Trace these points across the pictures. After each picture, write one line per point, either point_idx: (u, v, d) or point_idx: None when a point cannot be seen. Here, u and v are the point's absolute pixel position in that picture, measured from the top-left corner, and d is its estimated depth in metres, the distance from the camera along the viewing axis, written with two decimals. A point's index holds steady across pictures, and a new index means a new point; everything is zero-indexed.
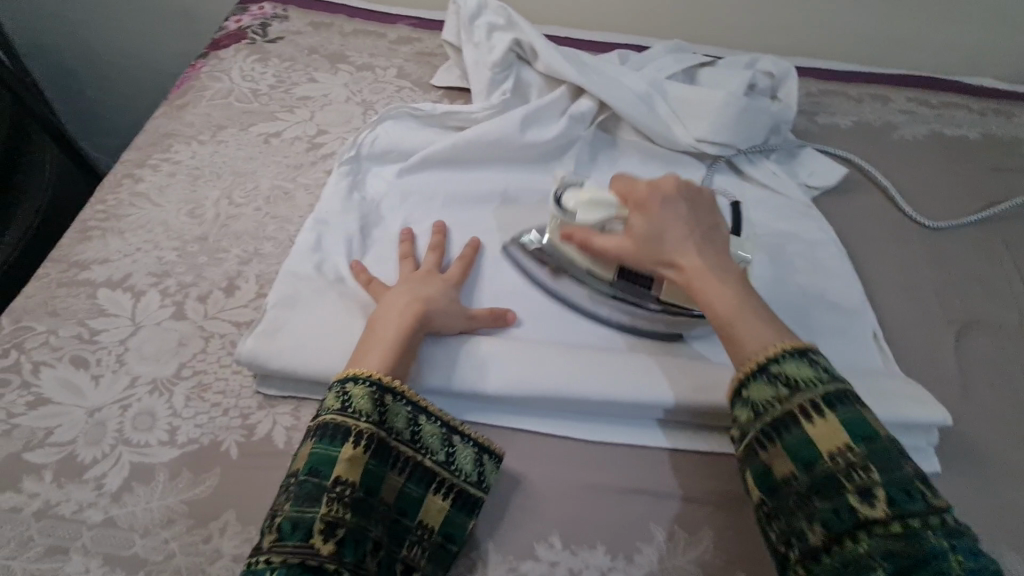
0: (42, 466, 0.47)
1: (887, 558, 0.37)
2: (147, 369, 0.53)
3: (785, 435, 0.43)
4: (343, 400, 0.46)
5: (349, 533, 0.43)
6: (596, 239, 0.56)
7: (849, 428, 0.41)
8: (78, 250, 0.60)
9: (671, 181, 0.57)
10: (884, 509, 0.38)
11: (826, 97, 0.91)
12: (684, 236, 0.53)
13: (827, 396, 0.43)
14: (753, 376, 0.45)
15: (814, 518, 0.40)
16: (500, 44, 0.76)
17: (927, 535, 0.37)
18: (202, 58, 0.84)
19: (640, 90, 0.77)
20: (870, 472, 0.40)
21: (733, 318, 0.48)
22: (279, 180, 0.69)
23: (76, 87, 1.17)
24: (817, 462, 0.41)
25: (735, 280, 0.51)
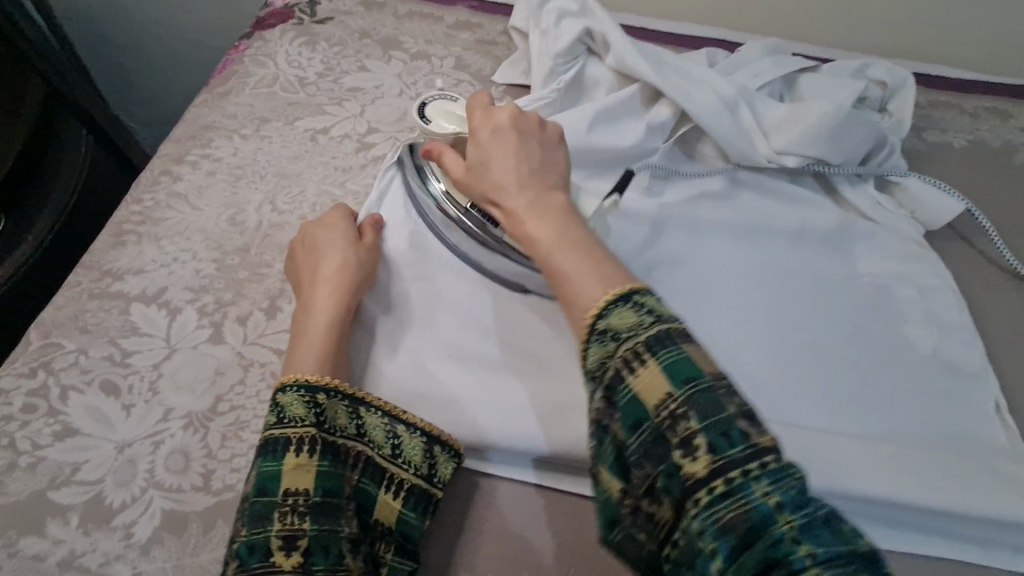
0: (68, 508, 0.43)
1: (719, 537, 0.32)
2: (181, 401, 0.48)
3: (615, 397, 0.36)
4: (276, 413, 0.42)
5: (314, 541, 0.39)
6: (447, 157, 0.50)
7: (670, 374, 0.35)
8: (112, 257, 0.55)
9: (509, 111, 0.50)
10: (706, 467, 0.33)
11: (937, 109, 0.80)
12: (511, 163, 0.46)
13: (646, 342, 0.36)
14: (588, 339, 0.38)
15: (655, 488, 0.35)
16: (567, 31, 0.67)
17: (753, 491, 0.32)
18: (245, 38, 0.77)
19: (728, 93, 0.66)
20: (689, 420, 0.34)
21: (552, 252, 0.42)
22: (326, 185, 0.63)
23: (113, 56, 1.12)
24: (647, 421, 0.35)
25: (561, 214, 0.44)
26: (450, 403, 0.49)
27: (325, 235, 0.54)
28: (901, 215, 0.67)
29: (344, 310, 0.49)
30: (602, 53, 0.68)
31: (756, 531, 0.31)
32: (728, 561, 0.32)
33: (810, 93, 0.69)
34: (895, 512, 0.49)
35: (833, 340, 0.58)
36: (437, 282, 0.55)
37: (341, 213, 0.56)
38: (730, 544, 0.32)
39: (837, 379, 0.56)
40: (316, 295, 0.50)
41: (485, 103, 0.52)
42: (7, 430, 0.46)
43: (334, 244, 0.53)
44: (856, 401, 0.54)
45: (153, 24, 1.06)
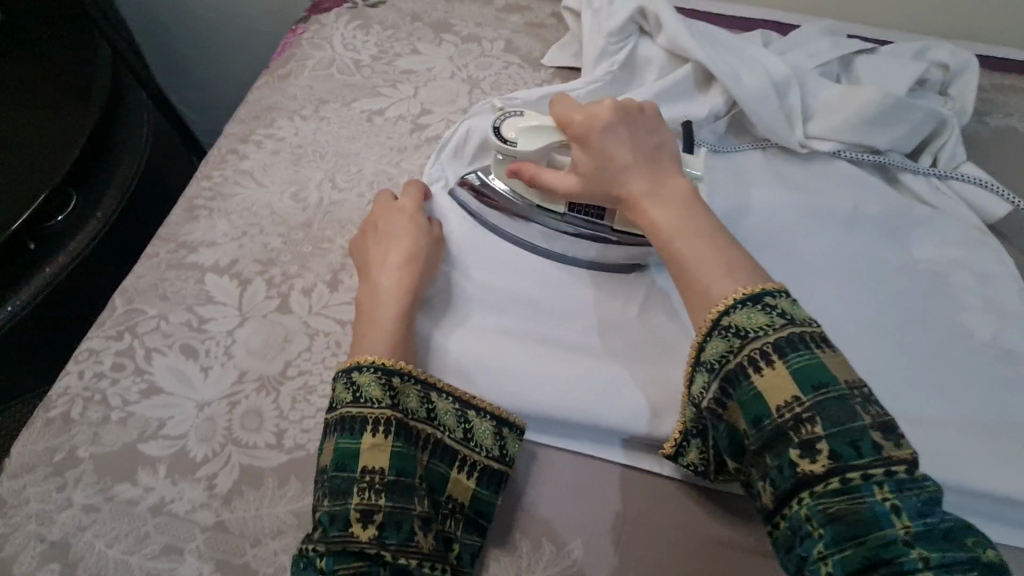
0: (157, 459, 0.46)
1: (827, 525, 0.34)
2: (254, 365, 0.51)
3: (736, 389, 0.38)
4: (353, 392, 0.44)
5: (388, 516, 0.41)
6: (544, 174, 0.51)
7: (800, 378, 0.36)
8: (187, 230, 0.58)
9: (610, 105, 0.49)
10: (826, 466, 0.35)
11: (1002, 93, 0.77)
12: (632, 154, 0.47)
13: (777, 344, 0.38)
14: (710, 333, 0.40)
15: (763, 476, 0.37)
16: (622, 9, 0.66)
17: (872, 493, 0.34)
18: (302, 22, 0.79)
19: (781, 74, 0.64)
20: (816, 423, 0.36)
21: (674, 238, 0.43)
22: (383, 164, 0.65)
23: (170, 42, 1.16)
24: (767, 418, 0.37)
25: (684, 201, 0.45)
26: (496, 376, 0.50)
27: (386, 219, 0.55)
28: (960, 200, 0.65)
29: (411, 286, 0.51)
30: (654, 33, 0.67)
31: (868, 529, 0.33)
32: (834, 547, 0.34)
33: (866, 75, 0.67)
34: (941, 495, 0.50)
35: (886, 325, 0.57)
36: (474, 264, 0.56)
37: (389, 199, 0.57)
38: (837, 532, 0.34)
39: (894, 366, 0.55)
40: (384, 278, 0.51)
41: (573, 106, 0.50)
42: (100, 386, 0.49)
43: (404, 226, 0.54)
44: (912, 387, 0.54)
45: (205, 8, 1.08)
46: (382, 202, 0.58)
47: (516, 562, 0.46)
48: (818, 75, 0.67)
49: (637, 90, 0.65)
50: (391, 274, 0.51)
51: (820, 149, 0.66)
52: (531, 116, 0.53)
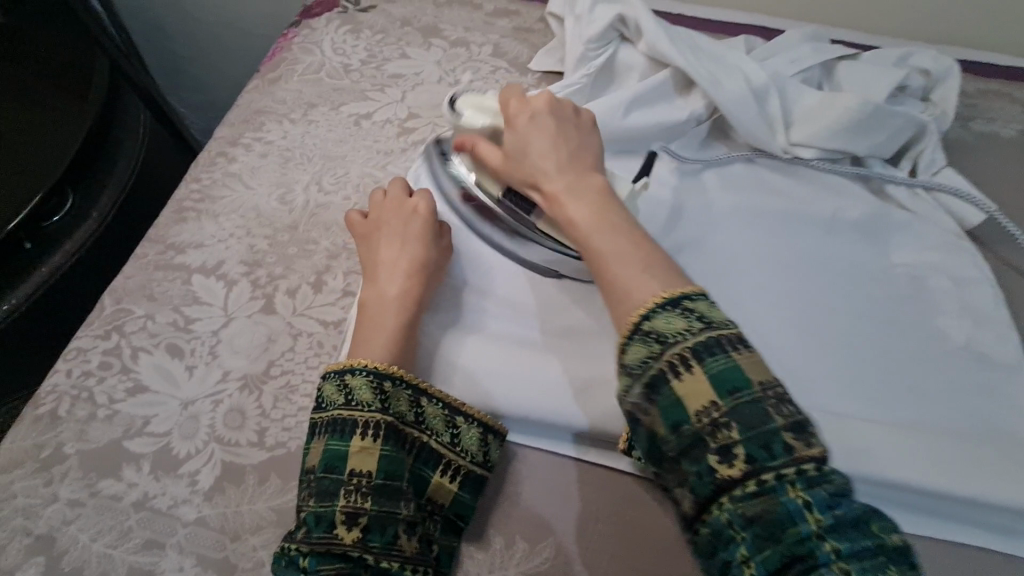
0: (141, 455, 0.48)
1: (745, 527, 0.33)
2: (238, 365, 0.52)
3: (656, 394, 0.36)
4: (345, 393, 0.46)
5: (373, 519, 0.42)
6: (481, 144, 0.52)
7: (718, 381, 0.35)
8: (174, 231, 0.60)
9: (545, 98, 0.51)
10: (742, 469, 0.34)
11: (986, 98, 0.78)
12: (550, 149, 0.48)
13: (694, 348, 0.36)
14: (629, 337, 0.38)
15: (683, 483, 0.36)
16: (601, 17, 0.67)
17: (784, 492, 0.33)
18: (293, 26, 0.81)
19: (760, 81, 0.65)
20: (732, 428, 0.34)
21: (590, 237, 0.44)
22: (369, 167, 0.66)
23: (167, 44, 1.18)
24: (687, 424, 0.35)
25: (597, 201, 0.45)
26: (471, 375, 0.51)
27: (393, 216, 0.56)
28: (940, 205, 0.66)
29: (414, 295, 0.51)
30: (634, 39, 0.68)
31: (782, 527, 0.32)
32: (753, 550, 0.33)
33: (847, 80, 0.68)
34: (914, 497, 0.50)
35: (862, 328, 0.58)
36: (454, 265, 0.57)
37: (400, 192, 0.57)
38: (755, 535, 0.33)
39: (866, 370, 0.56)
40: (390, 286, 0.52)
41: (519, 92, 0.53)
42: (86, 384, 0.51)
43: (411, 224, 0.54)
44: (885, 390, 0.55)
45: (202, 11, 1.10)
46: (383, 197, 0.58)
47: (489, 558, 0.47)
48: (799, 81, 0.68)
49: (617, 95, 0.66)
50: (397, 281, 0.52)
51: (800, 155, 0.67)
52: (492, 97, 0.56)
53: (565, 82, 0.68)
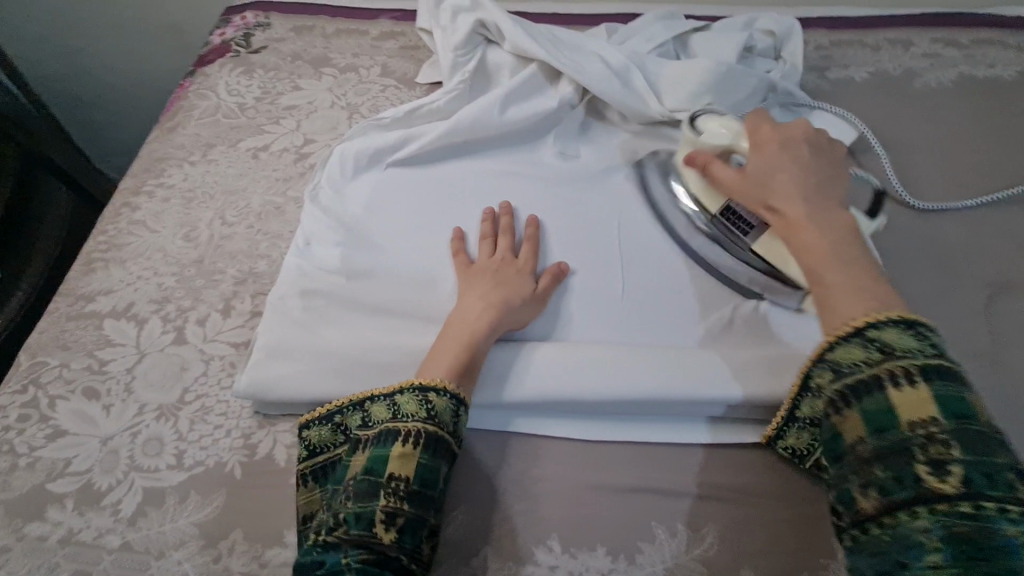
0: (64, 495, 0.50)
1: (945, 541, 0.33)
2: (153, 396, 0.55)
3: (864, 398, 0.38)
4: (391, 410, 0.48)
5: (408, 522, 0.44)
6: (715, 167, 0.56)
7: (944, 403, 0.36)
8: (84, 283, 0.62)
9: (803, 126, 0.56)
10: (956, 487, 0.33)
11: (838, 49, 0.86)
12: (800, 179, 0.50)
13: (926, 368, 0.37)
14: (847, 337, 0.40)
15: (870, 483, 0.36)
16: (463, 24, 0.73)
17: (1005, 527, 0.32)
18: (188, 76, 0.84)
19: (618, 63, 0.72)
20: (952, 447, 0.35)
21: (821, 267, 0.45)
22: (269, 196, 0.70)
23: (80, 111, 1.23)
24: (893, 430, 0.36)
25: (835, 232, 0.46)
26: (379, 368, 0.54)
27: (497, 269, 0.58)
28: None
29: (491, 314, 0.54)
30: (498, 40, 0.74)
31: (993, 552, 0.32)
32: (951, 561, 0.32)
33: (700, 48, 0.74)
34: None
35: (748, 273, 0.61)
36: (364, 273, 0.61)
37: (506, 252, 0.60)
38: (958, 552, 0.32)
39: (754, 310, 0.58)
40: (470, 302, 0.55)
41: (767, 120, 0.56)
42: (7, 437, 0.53)
43: (514, 277, 0.58)
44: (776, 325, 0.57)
45: (110, 74, 1.17)
46: (479, 239, 0.62)
47: None
48: (657, 56, 0.74)
49: (492, 92, 0.71)
50: (477, 305, 0.55)
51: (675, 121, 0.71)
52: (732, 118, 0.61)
53: (442, 90, 0.73)
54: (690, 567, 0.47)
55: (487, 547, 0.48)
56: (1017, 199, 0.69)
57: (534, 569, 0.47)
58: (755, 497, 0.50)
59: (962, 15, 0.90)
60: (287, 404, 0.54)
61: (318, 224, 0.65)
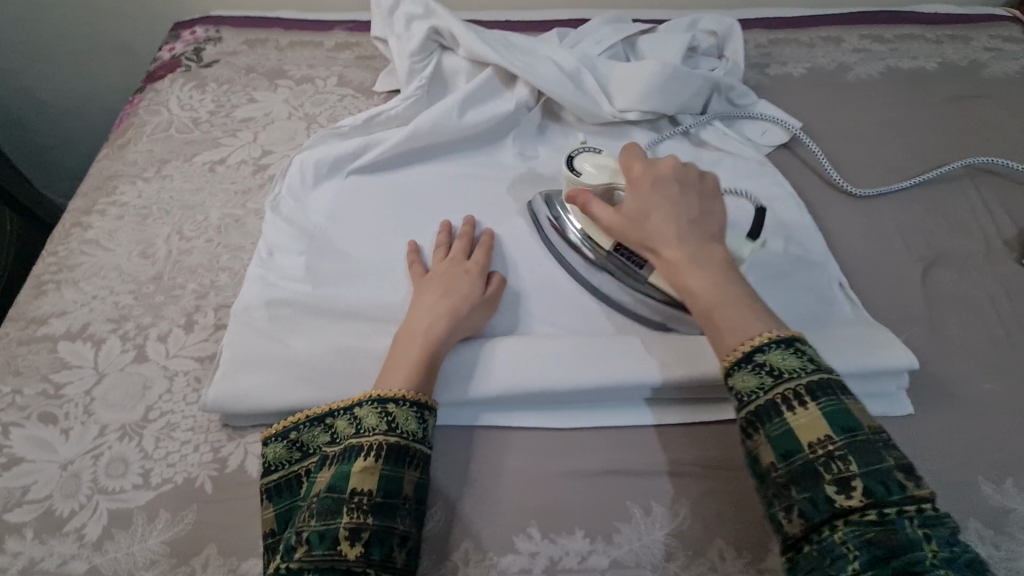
0: (23, 524, 0.48)
1: (863, 547, 0.37)
2: (115, 417, 0.53)
3: (767, 425, 0.42)
4: (354, 424, 0.48)
5: (374, 534, 0.43)
6: (594, 206, 0.55)
7: (832, 420, 0.41)
8: (35, 306, 0.60)
9: (668, 163, 0.55)
10: (861, 500, 0.38)
11: (776, 48, 0.91)
12: (671, 218, 0.51)
13: (810, 387, 0.42)
14: (740, 364, 0.44)
15: (792, 508, 0.40)
16: (417, 32, 0.75)
17: (905, 525, 0.37)
18: (138, 92, 0.83)
19: (569, 66, 0.74)
20: (850, 462, 0.39)
21: (710, 308, 0.47)
22: (228, 208, 0.69)
23: (23, 134, 1.18)
24: (798, 454, 0.40)
25: (718, 271, 0.49)
26: (351, 372, 0.54)
27: (448, 272, 0.58)
28: (745, 142, 0.76)
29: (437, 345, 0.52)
30: (452, 47, 0.76)
31: (903, 548, 0.36)
32: (869, 565, 0.36)
33: (647, 49, 0.77)
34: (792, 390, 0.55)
35: None
36: (331, 279, 0.61)
37: (460, 254, 0.61)
38: (873, 555, 0.36)
39: None
40: (417, 319, 0.54)
41: (638, 155, 0.56)
42: None
43: (461, 279, 0.58)
44: None
45: (53, 95, 1.13)
46: (433, 249, 0.63)
47: None
48: (607, 58, 0.77)
49: (450, 96, 0.72)
50: (424, 319, 0.54)
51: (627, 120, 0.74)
52: (608, 157, 0.60)
53: (400, 96, 0.74)
54: (665, 543, 0.48)
55: (467, 540, 0.49)
56: (945, 178, 0.75)
57: (514, 558, 0.48)
58: (722, 470, 0.52)
59: (885, 13, 0.97)
60: (256, 414, 0.53)
61: (279, 234, 0.65)
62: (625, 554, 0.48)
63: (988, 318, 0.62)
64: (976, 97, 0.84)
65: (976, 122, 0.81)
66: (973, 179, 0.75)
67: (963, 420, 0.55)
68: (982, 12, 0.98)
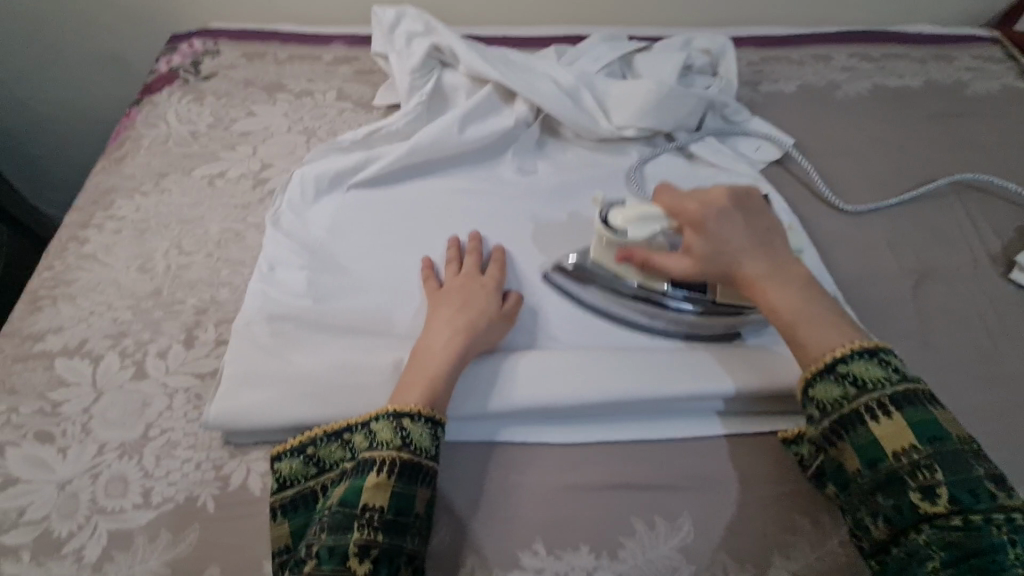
0: (19, 546, 0.47)
1: (945, 549, 0.40)
2: (114, 434, 0.53)
3: (852, 434, 0.45)
4: (368, 439, 0.48)
5: (383, 551, 0.43)
6: (656, 257, 0.55)
7: (917, 430, 0.43)
8: (31, 322, 0.59)
9: (723, 192, 0.55)
10: (949, 507, 0.41)
11: (768, 65, 0.93)
12: (745, 241, 0.53)
13: (894, 397, 0.45)
14: (819, 376, 0.47)
15: (880, 514, 0.43)
16: (418, 49, 0.76)
17: (991, 530, 0.40)
18: (134, 105, 0.83)
19: (568, 84, 0.76)
20: (936, 470, 0.42)
21: (795, 324, 0.50)
22: (228, 223, 0.69)
23: (14, 145, 1.17)
24: (883, 461, 0.44)
25: (797, 290, 0.51)
26: (354, 388, 0.54)
27: (464, 286, 0.59)
28: (740, 158, 0.78)
29: (453, 362, 0.52)
30: (453, 64, 0.77)
31: (984, 552, 0.39)
32: (950, 565, 0.39)
33: (644, 66, 0.79)
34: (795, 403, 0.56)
35: None
36: (334, 296, 0.61)
37: (472, 268, 0.61)
38: (961, 558, 0.39)
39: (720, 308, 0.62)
40: (435, 336, 0.54)
41: (682, 195, 0.55)
42: None
43: (478, 293, 0.58)
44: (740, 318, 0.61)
45: (43, 105, 1.12)
46: (445, 264, 0.63)
47: None
48: (604, 76, 0.78)
49: (449, 112, 0.73)
50: (445, 334, 0.54)
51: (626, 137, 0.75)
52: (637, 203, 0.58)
53: (401, 111, 0.74)
54: (669, 557, 0.49)
55: (473, 556, 0.49)
56: (933, 195, 0.77)
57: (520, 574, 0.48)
58: (723, 483, 0.53)
59: (872, 32, 1.00)
60: (258, 431, 0.53)
61: (279, 248, 0.65)
62: (631, 569, 0.48)
63: (977, 332, 0.64)
64: (960, 116, 0.87)
65: (961, 139, 0.84)
66: (959, 196, 0.77)
67: None
68: (964, 32, 1.01)
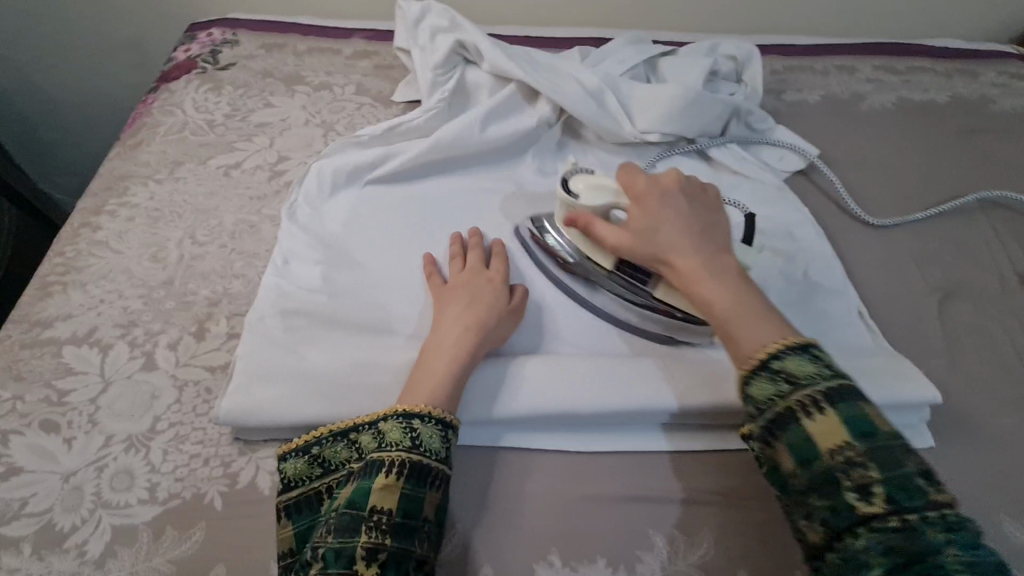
0: (19, 539, 0.46)
1: (886, 554, 0.35)
2: (121, 427, 0.51)
3: (785, 433, 0.40)
4: (377, 439, 0.47)
5: (391, 557, 0.42)
6: (597, 227, 0.56)
7: (850, 425, 0.39)
8: (40, 307, 0.58)
9: (672, 177, 0.55)
10: (884, 506, 0.36)
11: (792, 74, 0.92)
12: (683, 228, 0.51)
13: (827, 392, 0.40)
14: (756, 372, 0.43)
15: (814, 516, 0.38)
16: (442, 44, 0.75)
17: (928, 531, 0.35)
18: (151, 92, 0.82)
19: (592, 85, 0.75)
20: (870, 468, 0.37)
21: (730, 315, 0.46)
22: (243, 214, 0.68)
23: (26, 129, 1.16)
24: (816, 460, 0.38)
25: (726, 281, 0.48)
26: (369, 388, 0.52)
27: (470, 282, 0.58)
28: (763, 167, 0.76)
29: (463, 363, 0.51)
30: (477, 61, 0.76)
31: (922, 554, 0.34)
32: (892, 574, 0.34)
33: (669, 70, 0.78)
34: None
35: None
36: (348, 292, 0.60)
37: (477, 263, 0.60)
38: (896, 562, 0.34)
39: None
40: (445, 334, 0.53)
41: (637, 173, 0.56)
42: None
43: (485, 289, 0.57)
44: None
45: (58, 90, 1.11)
46: (450, 260, 0.62)
47: None
48: (629, 78, 0.77)
49: (471, 111, 0.72)
50: (455, 330, 0.53)
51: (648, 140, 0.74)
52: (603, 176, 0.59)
53: (422, 107, 0.73)
54: (689, 574, 0.47)
55: (487, 565, 0.47)
56: (959, 211, 0.76)
57: None
58: (744, 499, 0.51)
59: (897, 44, 0.99)
60: (269, 429, 0.52)
61: (295, 242, 0.64)
62: None
63: (1006, 352, 0.62)
64: (988, 132, 0.86)
65: (988, 155, 0.83)
66: (987, 213, 0.75)
67: (985, 456, 0.54)
68: (990, 48, 1.00)
